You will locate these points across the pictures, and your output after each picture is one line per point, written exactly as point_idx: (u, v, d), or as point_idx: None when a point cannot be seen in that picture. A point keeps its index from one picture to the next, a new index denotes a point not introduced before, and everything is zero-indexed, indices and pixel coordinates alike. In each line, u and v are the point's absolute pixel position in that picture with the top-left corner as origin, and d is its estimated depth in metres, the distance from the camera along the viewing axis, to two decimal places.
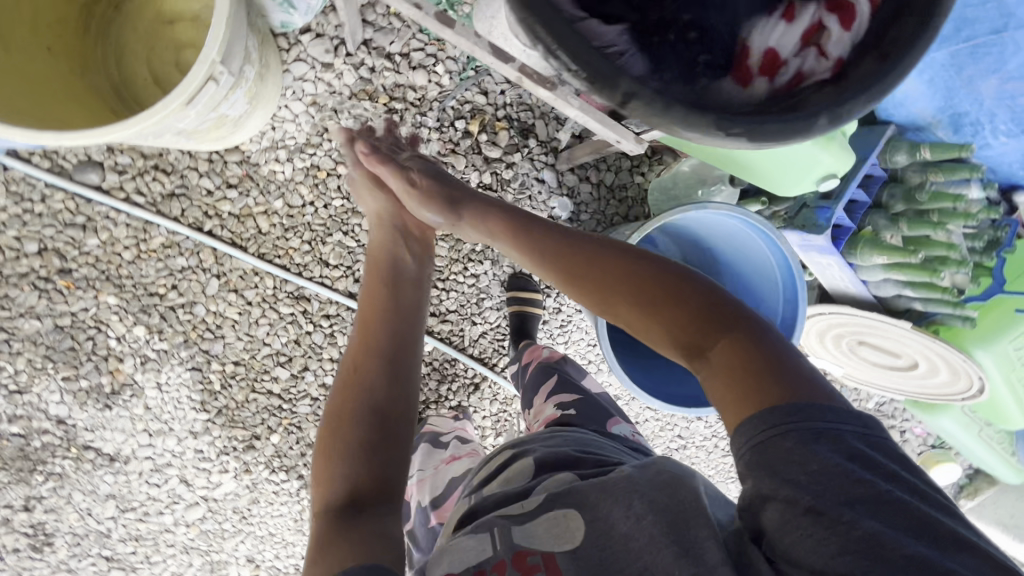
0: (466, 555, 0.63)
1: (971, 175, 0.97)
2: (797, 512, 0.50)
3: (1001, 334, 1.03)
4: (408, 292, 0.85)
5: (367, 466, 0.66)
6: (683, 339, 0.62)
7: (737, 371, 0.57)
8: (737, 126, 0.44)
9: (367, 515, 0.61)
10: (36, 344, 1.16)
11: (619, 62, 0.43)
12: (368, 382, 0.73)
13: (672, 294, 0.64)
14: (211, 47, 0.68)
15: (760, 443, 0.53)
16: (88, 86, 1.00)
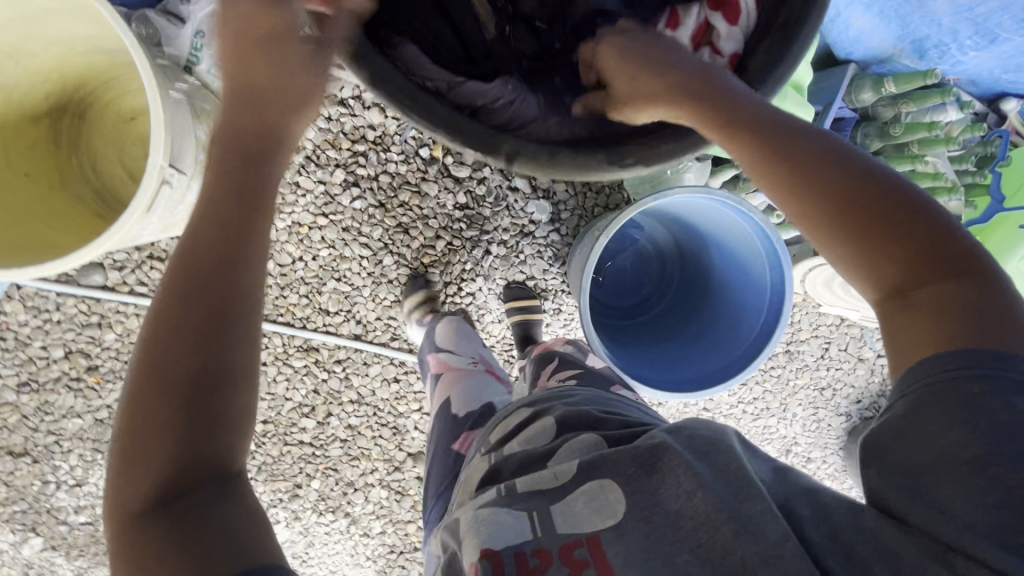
0: (503, 536, 0.56)
1: (944, 99, 0.93)
2: (961, 461, 0.45)
3: (1009, 253, 0.98)
4: (250, 188, 0.57)
5: (204, 466, 0.48)
6: (895, 261, 0.50)
7: (950, 313, 0.48)
8: (626, 158, 0.59)
9: (222, 527, 0.46)
10: (83, 439, 1.25)
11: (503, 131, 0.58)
12: (208, 338, 0.50)
13: (885, 206, 0.50)
14: (156, 153, 0.71)
15: (965, 391, 0.46)
16: (71, 196, 1.05)
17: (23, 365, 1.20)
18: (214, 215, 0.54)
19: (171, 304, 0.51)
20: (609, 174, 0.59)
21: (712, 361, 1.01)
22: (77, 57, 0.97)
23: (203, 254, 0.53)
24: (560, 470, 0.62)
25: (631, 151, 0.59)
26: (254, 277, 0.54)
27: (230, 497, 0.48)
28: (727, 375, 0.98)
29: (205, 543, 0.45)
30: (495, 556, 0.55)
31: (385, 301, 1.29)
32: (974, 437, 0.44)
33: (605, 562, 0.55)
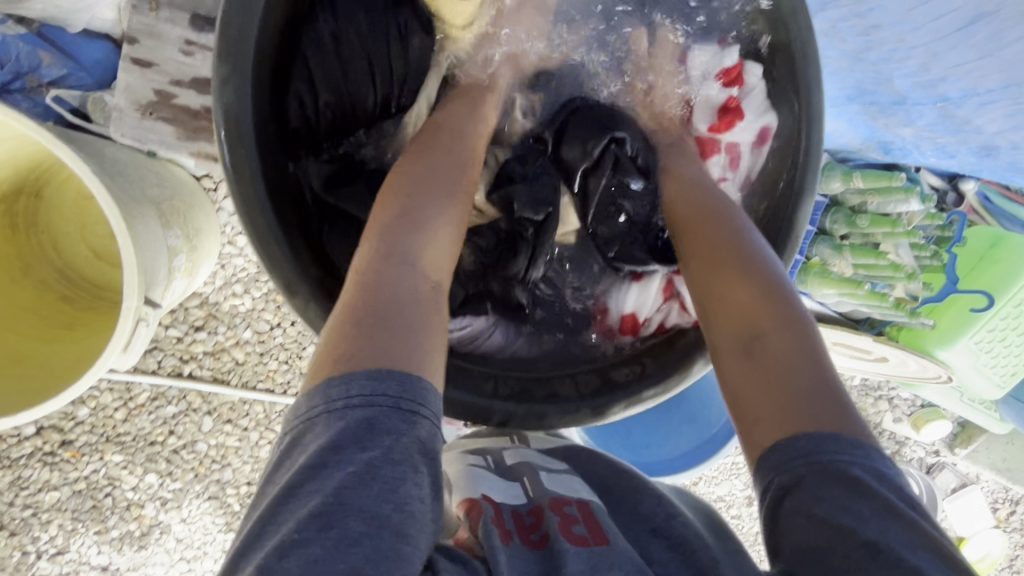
0: (498, 493, 0.63)
1: (907, 196, 0.96)
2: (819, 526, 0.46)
3: (960, 332, 1.06)
4: (447, 168, 0.62)
5: (392, 337, 0.51)
6: (751, 344, 0.57)
7: (778, 397, 0.53)
8: (609, 408, 0.64)
9: (361, 393, 0.47)
10: (61, 511, 1.23)
11: (489, 399, 0.63)
12: (396, 262, 0.55)
13: (742, 280, 0.60)
14: (132, 297, 0.70)
15: (773, 451, 0.51)
16: (34, 282, 0.99)
17: None
18: (407, 180, 0.60)
19: (368, 236, 0.57)
20: (597, 422, 0.64)
21: (688, 438, 1.08)
22: (29, 144, 0.92)
23: (396, 214, 0.58)
24: (551, 459, 0.71)
25: (616, 399, 0.64)
26: (422, 240, 0.57)
27: (396, 369, 0.49)
28: (702, 456, 1.07)
29: (357, 399, 0.47)
30: (495, 503, 0.61)
31: None
32: (806, 482, 0.48)
33: (593, 524, 0.56)
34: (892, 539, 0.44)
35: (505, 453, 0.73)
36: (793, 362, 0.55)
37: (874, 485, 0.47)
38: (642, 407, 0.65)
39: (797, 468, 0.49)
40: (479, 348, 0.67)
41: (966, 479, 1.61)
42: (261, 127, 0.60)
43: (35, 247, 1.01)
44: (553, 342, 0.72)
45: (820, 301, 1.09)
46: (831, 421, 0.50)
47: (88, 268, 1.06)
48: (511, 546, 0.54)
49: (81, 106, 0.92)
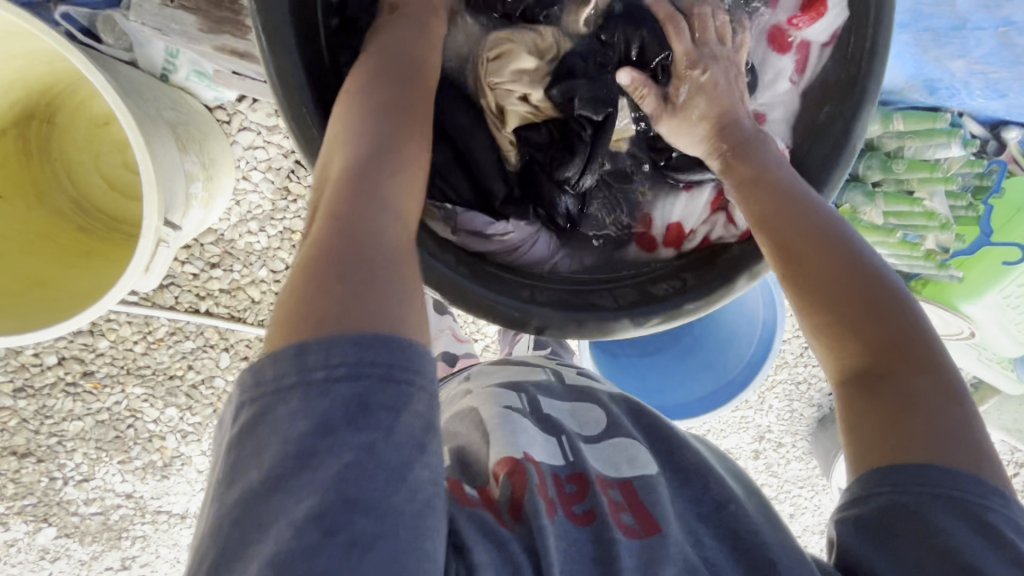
0: (540, 449, 0.59)
1: (949, 139, 0.91)
2: (920, 550, 0.46)
3: (989, 286, 1.03)
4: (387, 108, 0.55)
5: (364, 305, 0.44)
6: (864, 365, 0.52)
7: (893, 426, 0.49)
8: (652, 316, 0.61)
9: (347, 363, 0.41)
10: (86, 439, 1.26)
11: (525, 303, 0.60)
12: (362, 227, 0.48)
13: (863, 303, 0.53)
14: (151, 217, 0.69)
15: (883, 475, 0.48)
16: (51, 209, 0.98)
17: (18, 371, 1.20)
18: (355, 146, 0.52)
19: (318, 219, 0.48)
20: (633, 334, 0.61)
21: (704, 384, 1.10)
22: (40, 65, 0.89)
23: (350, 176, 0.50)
24: (590, 422, 0.66)
25: (658, 310, 0.61)
26: (390, 177, 0.51)
27: (374, 338, 0.42)
28: (716, 401, 1.08)
29: (321, 394, 0.40)
30: (539, 466, 0.57)
31: None
32: (925, 514, 0.46)
33: (639, 505, 0.55)
34: (993, 567, 0.44)
35: (539, 394, 0.69)
36: (909, 384, 0.50)
37: (1008, 534, 0.46)
38: (682, 321, 0.62)
39: (901, 498, 0.47)
40: (514, 258, 0.65)
41: None
42: (301, 42, 0.60)
43: (50, 175, 0.99)
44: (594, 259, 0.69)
45: None
46: (964, 460, 0.48)
47: (101, 198, 1.04)
48: (558, 524, 0.52)
49: (91, 25, 0.88)
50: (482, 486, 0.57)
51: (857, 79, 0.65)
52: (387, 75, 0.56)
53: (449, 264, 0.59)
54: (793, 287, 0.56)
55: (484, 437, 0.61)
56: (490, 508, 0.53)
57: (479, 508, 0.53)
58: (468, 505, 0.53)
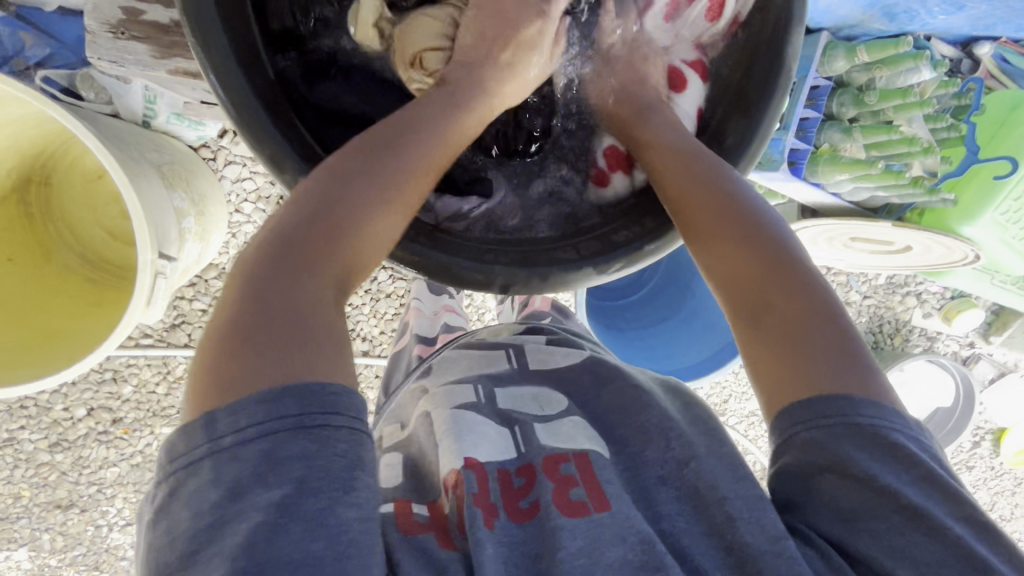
0: (483, 452, 0.58)
1: (918, 63, 0.91)
2: (844, 481, 0.47)
3: (985, 206, 1.02)
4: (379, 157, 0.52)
5: (285, 365, 0.43)
6: (755, 291, 0.53)
7: (791, 350, 0.50)
8: (613, 261, 0.58)
9: (298, 408, 0.41)
10: (124, 485, 1.30)
11: (487, 263, 0.58)
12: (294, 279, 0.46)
13: (745, 240, 0.54)
14: (145, 251, 0.72)
15: (794, 413, 0.49)
16: (59, 267, 1.01)
17: (51, 427, 1.24)
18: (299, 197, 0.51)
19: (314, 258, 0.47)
20: (595, 282, 0.59)
21: (709, 343, 1.13)
22: (30, 129, 0.93)
23: (303, 226, 0.48)
24: (548, 403, 0.65)
25: (618, 255, 0.59)
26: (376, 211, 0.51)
27: (293, 384, 0.42)
28: (723, 357, 1.09)
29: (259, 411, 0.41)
30: (481, 469, 0.56)
31: (387, 315, 1.32)
32: (830, 442, 0.47)
33: (592, 483, 0.54)
34: (906, 489, 0.46)
35: (496, 386, 0.67)
36: (803, 300, 0.51)
37: (912, 452, 0.47)
38: (642, 264, 0.60)
39: (813, 437, 0.48)
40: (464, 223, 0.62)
41: (1004, 369, 1.59)
42: (229, 21, 0.54)
43: (54, 234, 1.03)
44: (552, 216, 0.66)
45: (833, 192, 1.05)
46: (847, 381, 0.48)
47: (105, 249, 1.07)
48: (499, 531, 0.52)
49: (71, 84, 0.92)
50: (432, 502, 0.58)
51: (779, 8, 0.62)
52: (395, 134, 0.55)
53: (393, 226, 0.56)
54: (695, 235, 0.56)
55: (435, 442, 0.61)
56: (435, 527, 0.54)
57: (421, 530, 0.53)
58: (416, 533, 0.53)
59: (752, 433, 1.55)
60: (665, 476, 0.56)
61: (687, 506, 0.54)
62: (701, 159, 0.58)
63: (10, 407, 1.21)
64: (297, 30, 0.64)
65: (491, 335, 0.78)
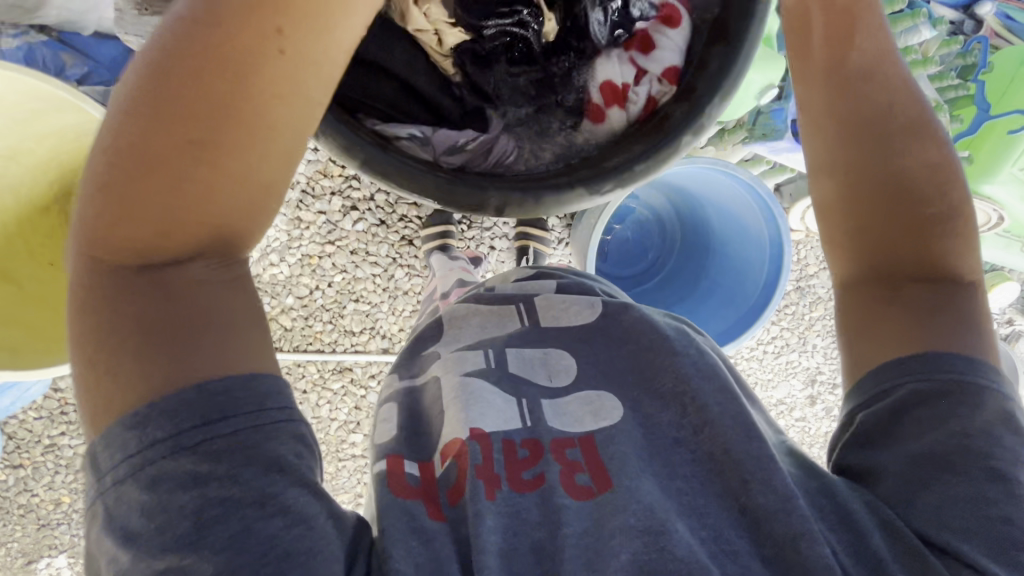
0: (490, 420, 0.57)
1: (916, 21, 0.91)
2: (944, 432, 0.49)
3: (1003, 162, 1.00)
4: (181, 111, 0.40)
5: (188, 358, 0.41)
6: (890, 255, 0.55)
7: (923, 311, 0.53)
8: (607, 182, 0.57)
9: (197, 422, 0.40)
10: None
11: (475, 188, 0.56)
12: (157, 281, 0.42)
13: (889, 211, 0.55)
14: None
15: (901, 365, 0.52)
16: None
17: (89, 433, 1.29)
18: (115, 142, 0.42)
19: (155, 257, 0.42)
20: (587, 204, 0.58)
21: (725, 318, 1.10)
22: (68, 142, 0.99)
23: (140, 212, 0.41)
24: (559, 372, 0.64)
25: (609, 175, 0.57)
26: (208, 178, 0.41)
27: (207, 384, 0.41)
28: (738, 331, 1.07)
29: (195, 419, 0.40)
30: (485, 441, 0.55)
31: (405, 312, 1.34)
32: (933, 393, 0.50)
33: (597, 469, 0.54)
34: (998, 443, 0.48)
35: (507, 347, 0.66)
36: (935, 269, 0.54)
37: (1008, 410, 0.50)
38: (636, 185, 0.58)
39: (922, 388, 0.51)
40: (476, 155, 0.59)
41: None
42: None
43: None
44: (554, 149, 0.62)
45: None
46: (967, 346, 0.52)
47: None
48: (500, 501, 0.51)
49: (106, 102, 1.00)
50: (425, 461, 0.56)
51: None
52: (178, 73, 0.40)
53: (377, 145, 0.54)
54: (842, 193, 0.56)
55: (443, 410, 0.60)
56: (427, 492, 0.53)
57: (411, 495, 0.52)
58: (405, 496, 0.52)
59: (782, 423, 1.51)
60: (680, 439, 0.57)
61: (703, 469, 0.54)
62: (860, 114, 0.56)
63: (52, 413, 1.27)
64: None
65: (502, 285, 0.77)
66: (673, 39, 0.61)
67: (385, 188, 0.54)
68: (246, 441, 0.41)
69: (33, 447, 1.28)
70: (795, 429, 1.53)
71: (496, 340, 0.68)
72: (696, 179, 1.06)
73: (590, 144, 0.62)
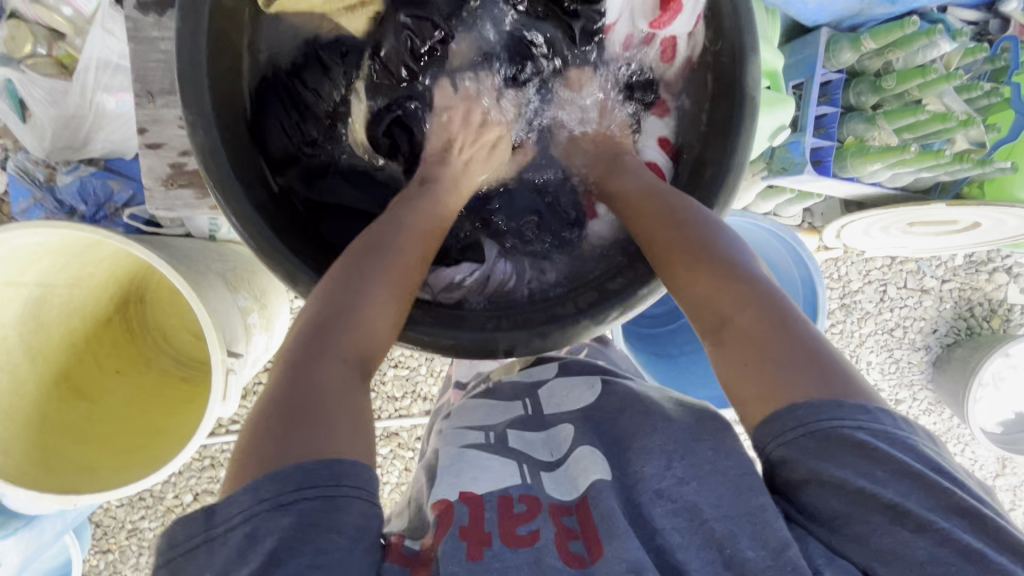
0: (483, 485, 0.60)
1: (932, 38, 0.87)
2: (842, 495, 0.46)
3: None
4: (370, 263, 0.57)
5: (309, 436, 0.48)
6: (721, 312, 0.55)
7: (763, 357, 0.51)
8: (611, 311, 0.62)
9: (320, 489, 0.45)
10: None
11: (492, 334, 0.61)
12: (310, 377, 0.51)
13: (706, 263, 0.57)
14: (217, 352, 0.82)
15: (780, 419, 0.49)
16: (158, 372, 1.11)
17: (166, 515, 1.37)
18: (340, 263, 0.58)
19: (313, 358, 0.52)
20: (596, 333, 0.62)
21: None
22: (122, 258, 1.03)
23: (320, 325, 0.54)
24: (556, 445, 0.66)
25: (613, 303, 0.62)
26: (366, 312, 0.55)
27: (331, 460, 0.47)
28: None
29: (290, 485, 0.45)
30: (475, 501, 0.58)
31: (443, 373, 1.37)
32: (799, 456, 0.47)
33: (591, 536, 0.54)
34: (913, 502, 0.44)
35: (508, 428, 0.70)
36: (768, 307, 0.53)
37: (894, 453, 0.46)
38: (641, 308, 0.62)
39: (814, 438, 0.47)
40: (488, 297, 0.66)
41: None
42: (233, 153, 0.58)
43: (153, 341, 1.13)
44: (557, 273, 0.68)
45: (874, 181, 1.00)
46: (812, 386, 0.48)
47: (193, 349, 1.17)
48: (487, 560, 0.51)
49: (151, 217, 1.07)
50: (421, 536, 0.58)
51: (726, 46, 0.64)
52: (374, 244, 0.59)
53: None
54: (664, 266, 0.60)
55: (435, 478, 0.64)
56: (418, 562, 0.53)
57: (404, 560, 0.53)
58: (394, 561, 0.52)
59: None
60: (663, 491, 0.55)
61: (681, 517, 0.52)
62: (653, 196, 0.63)
63: (132, 500, 1.36)
64: (296, 153, 0.67)
65: (507, 377, 0.80)
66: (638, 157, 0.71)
67: (406, 344, 0.60)
68: (321, 506, 0.45)
69: (118, 532, 1.37)
70: None
71: (499, 423, 0.71)
72: None
73: (593, 264, 0.68)
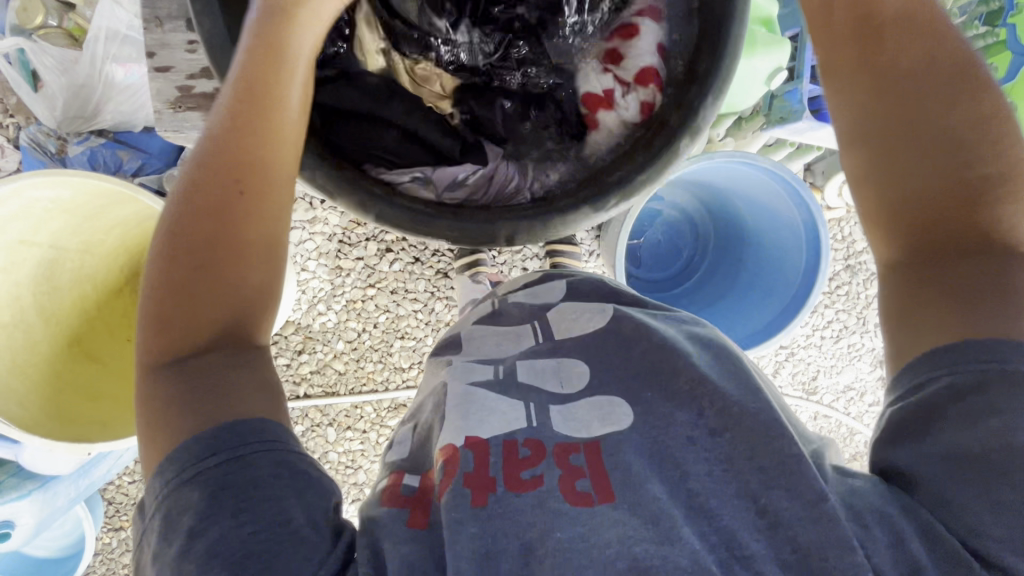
0: (495, 421, 0.59)
1: None
2: (994, 430, 0.45)
3: None
4: (208, 208, 0.50)
5: (211, 407, 0.47)
6: (944, 240, 0.50)
7: (976, 296, 0.48)
8: (610, 197, 0.60)
9: (223, 456, 0.46)
10: None
11: (489, 223, 0.60)
12: (188, 353, 0.49)
13: (945, 186, 0.50)
14: None
15: (940, 354, 0.48)
16: None
17: None
18: (175, 216, 0.51)
19: (187, 331, 0.49)
20: (595, 220, 0.61)
21: (771, 308, 1.07)
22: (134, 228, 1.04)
23: (177, 292, 0.50)
24: (571, 377, 0.65)
25: (611, 190, 0.60)
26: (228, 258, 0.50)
27: (235, 424, 0.47)
28: (787, 319, 1.03)
29: (187, 463, 0.46)
30: (481, 447, 0.56)
31: None
32: (971, 389, 0.47)
33: (600, 479, 0.53)
34: None
35: (518, 360, 0.69)
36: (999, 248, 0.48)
37: None
38: (641, 195, 0.60)
39: (965, 378, 0.47)
40: (488, 195, 0.63)
41: None
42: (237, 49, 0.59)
43: None
44: (562, 172, 0.64)
45: None
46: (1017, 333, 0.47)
47: None
48: (488, 507, 0.51)
49: (160, 186, 1.09)
50: (425, 471, 0.59)
51: None
52: (203, 180, 0.51)
53: (383, 198, 0.59)
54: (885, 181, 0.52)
55: (444, 413, 0.62)
56: (418, 501, 0.55)
57: (400, 502, 0.54)
58: (391, 504, 0.54)
59: (854, 410, 1.44)
60: (693, 438, 0.56)
61: (717, 468, 0.54)
62: (901, 96, 0.51)
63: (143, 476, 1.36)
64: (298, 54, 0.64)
65: (514, 296, 0.81)
66: (642, 47, 0.63)
67: (404, 234, 0.59)
68: (231, 475, 0.45)
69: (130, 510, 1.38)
70: (871, 415, 1.44)
71: (509, 354, 0.71)
72: (713, 173, 1.04)
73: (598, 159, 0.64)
